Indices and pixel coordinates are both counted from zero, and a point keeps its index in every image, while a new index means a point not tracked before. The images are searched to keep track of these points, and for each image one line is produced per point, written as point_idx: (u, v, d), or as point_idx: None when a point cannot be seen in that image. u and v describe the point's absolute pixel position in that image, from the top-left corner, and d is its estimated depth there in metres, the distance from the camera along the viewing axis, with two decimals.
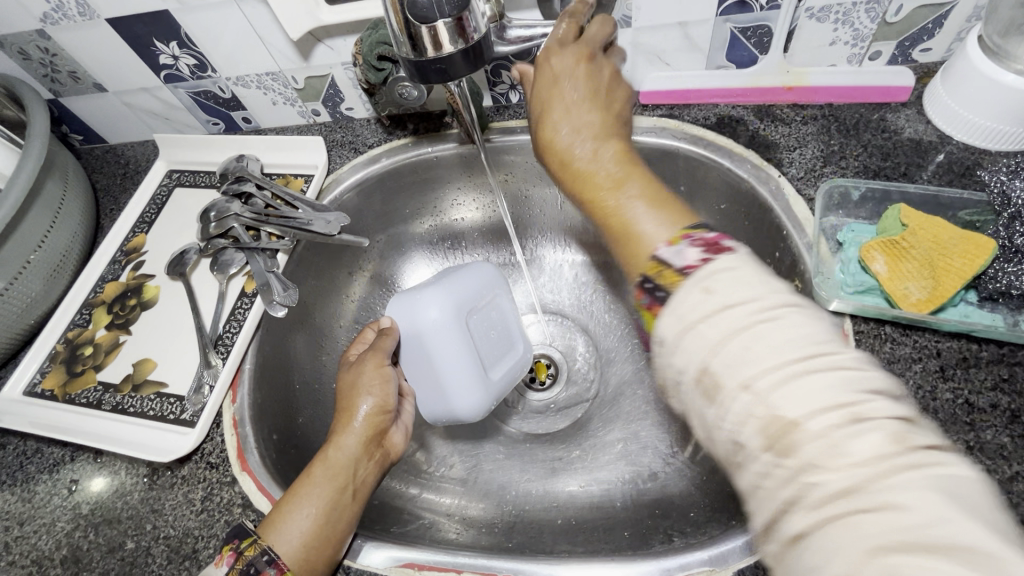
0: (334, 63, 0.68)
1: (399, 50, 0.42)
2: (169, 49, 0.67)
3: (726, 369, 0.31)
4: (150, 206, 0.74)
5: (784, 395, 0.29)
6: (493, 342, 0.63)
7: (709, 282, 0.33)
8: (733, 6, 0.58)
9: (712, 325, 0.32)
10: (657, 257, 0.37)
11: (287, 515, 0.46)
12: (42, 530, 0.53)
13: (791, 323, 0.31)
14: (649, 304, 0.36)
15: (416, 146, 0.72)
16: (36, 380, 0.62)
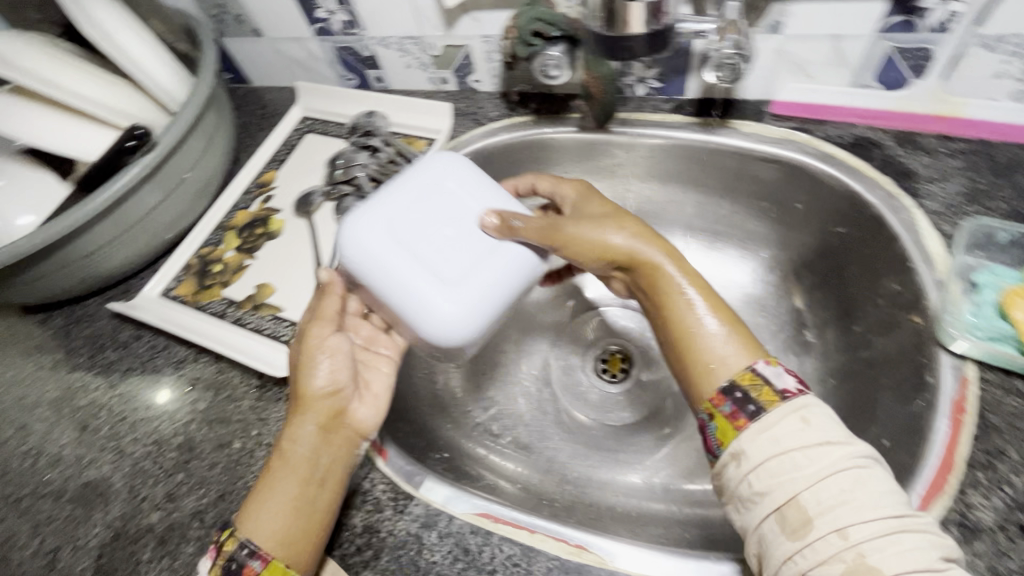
0: (474, 35, 0.70)
1: (592, 23, 0.47)
2: (328, 4, 0.72)
3: (818, 511, 0.37)
4: (283, 147, 0.80)
5: (874, 546, 0.35)
6: (451, 255, 0.51)
7: (806, 413, 0.41)
8: (897, 24, 0.56)
9: (807, 458, 0.39)
10: (755, 371, 0.43)
11: (254, 510, 0.45)
12: (163, 416, 0.59)
13: (883, 484, 0.38)
14: (733, 414, 0.42)
15: (536, 126, 0.74)
16: (171, 286, 0.69)
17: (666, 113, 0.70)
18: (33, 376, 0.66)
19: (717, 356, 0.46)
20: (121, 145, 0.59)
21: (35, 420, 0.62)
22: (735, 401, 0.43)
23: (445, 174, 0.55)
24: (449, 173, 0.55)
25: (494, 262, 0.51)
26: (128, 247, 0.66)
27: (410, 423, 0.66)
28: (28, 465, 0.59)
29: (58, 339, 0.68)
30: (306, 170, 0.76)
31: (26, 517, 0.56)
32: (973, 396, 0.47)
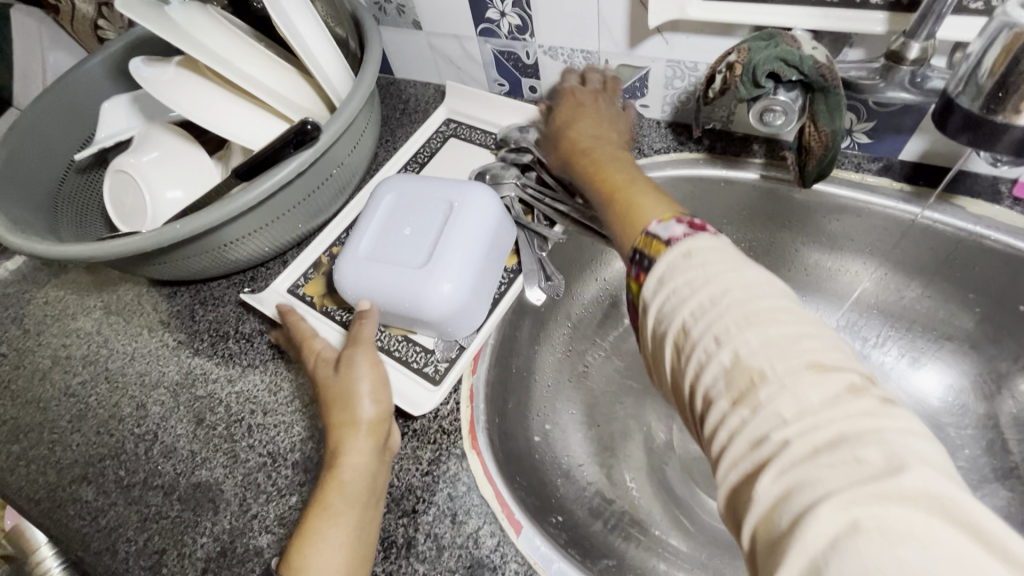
0: (660, 57, 0.63)
1: (962, 99, 0.42)
2: (502, 5, 0.66)
3: (698, 325, 0.33)
4: (425, 148, 0.76)
5: (750, 344, 0.31)
6: (406, 241, 0.56)
7: (688, 248, 0.37)
8: None
9: (689, 284, 0.35)
10: (644, 232, 0.41)
11: (308, 551, 0.42)
12: (280, 427, 0.56)
13: (755, 281, 0.34)
14: (637, 275, 0.40)
15: (708, 166, 0.65)
16: (300, 283, 0.65)
17: (871, 173, 0.60)
18: (155, 354, 0.64)
19: (641, 208, 0.44)
20: (286, 138, 0.55)
21: (152, 401, 0.61)
22: (639, 265, 0.40)
23: (394, 183, 0.61)
24: (382, 189, 0.61)
25: (443, 243, 0.54)
26: (264, 238, 0.63)
27: (528, 476, 0.60)
28: (142, 450, 0.57)
29: (182, 319, 0.66)
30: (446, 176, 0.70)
31: (135, 508, 0.54)
32: None
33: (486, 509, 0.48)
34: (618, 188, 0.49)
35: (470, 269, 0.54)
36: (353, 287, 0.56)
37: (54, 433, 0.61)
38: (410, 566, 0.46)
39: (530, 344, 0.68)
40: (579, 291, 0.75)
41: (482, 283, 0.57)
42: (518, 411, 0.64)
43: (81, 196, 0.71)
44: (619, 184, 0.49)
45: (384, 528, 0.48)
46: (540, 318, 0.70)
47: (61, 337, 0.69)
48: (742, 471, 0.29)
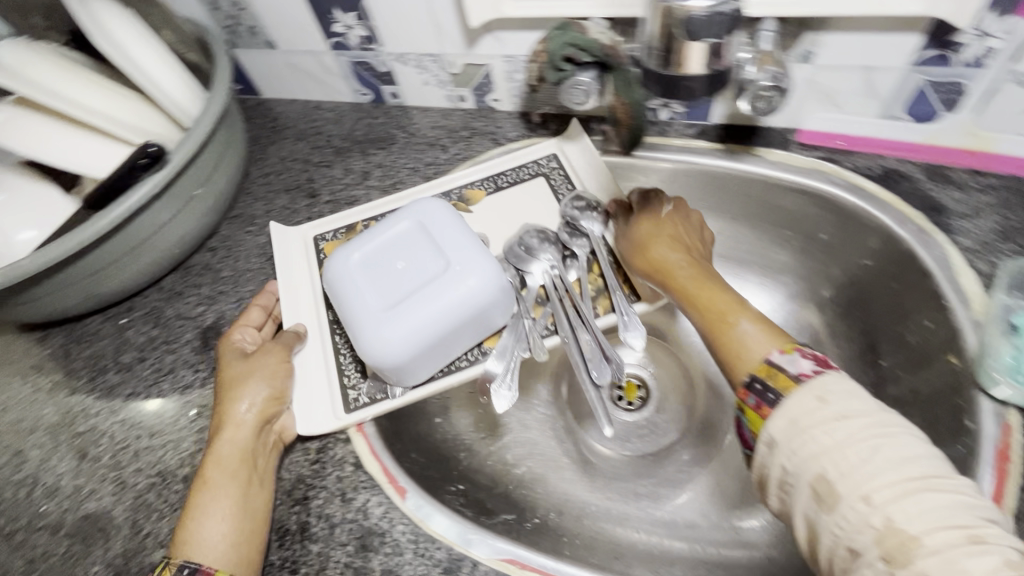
0: (496, 54, 0.69)
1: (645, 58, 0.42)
2: (346, 19, 0.70)
3: (842, 480, 0.37)
4: (514, 171, 0.73)
5: (904, 511, 0.35)
6: (387, 277, 0.56)
7: (822, 392, 0.41)
8: (931, 58, 0.55)
9: (829, 433, 0.39)
10: (769, 362, 0.44)
11: (192, 525, 0.46)
12: (169, 446, 0.57)
13: (905, 450, 0.37)
14: (755, 404, 0.44)
15: (558, 147, 0.73)
16: (326, 237, 0.70)
17: (691, 138, 0.69)
18: (29, 399, 0.63)
19: (753, 339, 0.47)
20: (134, 162, 0.57)
21: (31, 446, 0.59)
22: (755, 392, 0.44)
23: (429, 205, 0.59)
24: (410, 211, 0.59)
25: (409, 300, 0.54)
26: (133, 264, 0.63)
27: (424, 454, 0.63)
28: (22, 495, 0.56)
29: (57, 360, 0.65)
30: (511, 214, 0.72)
31: (20, 552, 0.53)
32: (1017, 445, 0.45)
33: (374, 484, 0.52)
34: (716, 317, 0.51)
35: (422, 339, 0.54)
36: (330, 287, 0.58)
37: None
38: (303, 549, 0.49)
39: None
40: None
41: (437, 350, 0.57)
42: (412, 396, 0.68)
43: None
44: (718, 312, 0.51)
45: (277, 518, 0.51)
46: None
47: None
48: None
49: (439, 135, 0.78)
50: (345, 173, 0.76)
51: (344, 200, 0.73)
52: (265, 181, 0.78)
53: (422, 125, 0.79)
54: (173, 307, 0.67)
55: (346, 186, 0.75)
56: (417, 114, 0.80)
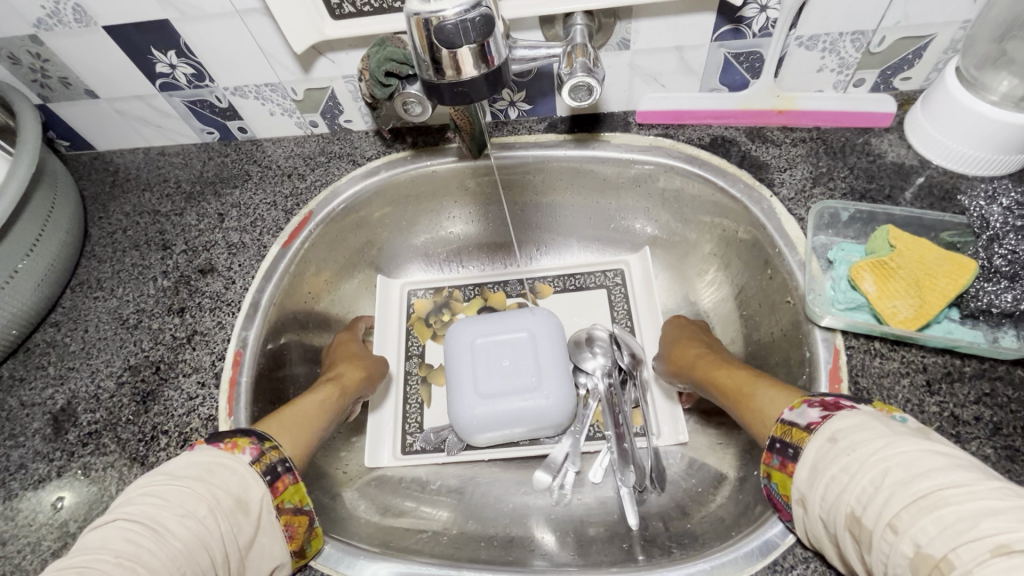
0: (335, 76, 0.68)
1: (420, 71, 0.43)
2: (167, 58, 0.67)
3: (865, 511, 0.36)
4: (577, 278, 0.81)
5: (927, 533, 0.32)
6: (496, 367, 0.68)
7: (831, 432, 0.41)
8: (727, 33, 0.61)
9: (845, 471, 0.38)
10: (781, 420, 0.46)
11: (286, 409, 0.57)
12: (26, 549, 0.51)
13: (922, 466, 0.35)
14: (782, 465, 0.44)
15: (416, 160, 0.73)
16: (419, 292, 0.82)
17: (541, 132, 0.71)
18: None
19: (766, 403, 0.50)
20: None
21: None
22: (780, 453, 0.45)
23: (544, 323, 0.70)
24: (526, 324, 0.70)
25: (506, 398, 0.66)
26: None
27: (326, 492, 0.61)
28: None
29: None
30: (579, 314, 0.79)
31: None
32: (844, 364, 0.51)
33: None
34: (736, 392, 0.54)
35: (495, 426, 0.66)
36: (447, 344, 0.71)
37: None
38: None
39: (302, 364, 0.69)
40: (351, 303, 0.78)
41: (503, 436, 0.68)
42: None
43: None
44: (736, 387, 0.54)
45: None
46: (309, 339, 0.71)
47: None
48: None
49: (296, 164, 0.75)
50: (198, 218, 0.72)
51: (202, 247, 0.69)
52: (109, 241, 0.72)
53: (276, 156, 0.76)
54: (15, 396, 0.60)
55: (201, 232, 0.71)
56: (270, 147, 0.78)
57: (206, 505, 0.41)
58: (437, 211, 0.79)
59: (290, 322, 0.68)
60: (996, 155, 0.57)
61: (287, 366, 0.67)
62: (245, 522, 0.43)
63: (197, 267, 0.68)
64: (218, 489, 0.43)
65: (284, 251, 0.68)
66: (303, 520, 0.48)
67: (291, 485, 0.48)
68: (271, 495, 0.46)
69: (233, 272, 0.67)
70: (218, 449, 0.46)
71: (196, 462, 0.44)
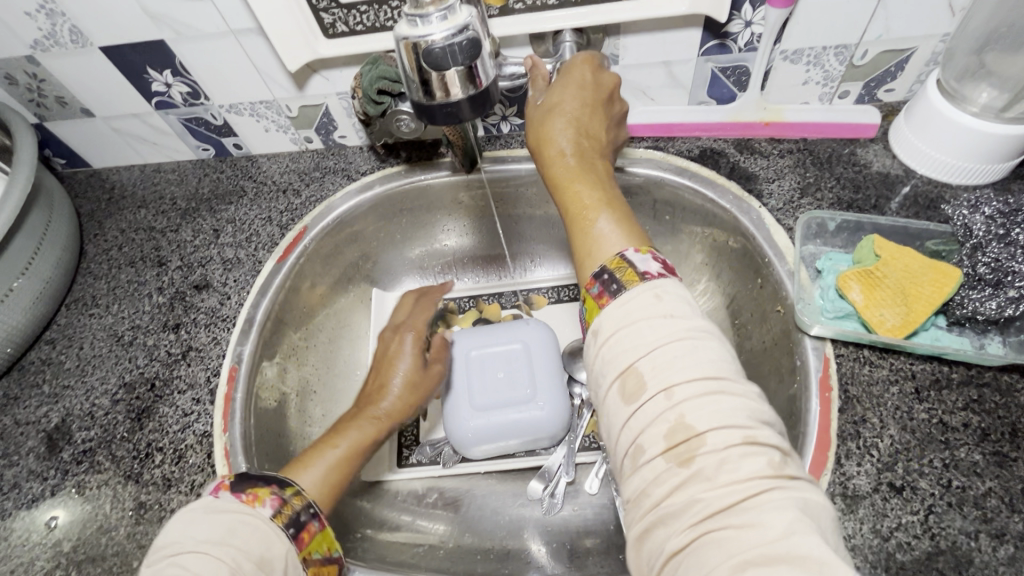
0: (329, 93, 0.69)
1: (409, 91, 0.44)
2: (163, 77, 0.67)
3: (651, 374, 0.37)
4: (572, 288, 0.81)
5: (695, 409, 0.35)
6: (495, 380, 0.68)
7: (660, 291, 0.40)
8: (713, 47, 0.62)
9: (652, 328, 0.38)
10: (620, 256, 0.42)
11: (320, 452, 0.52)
12: (20, 570, 0.51)
13: (698, 361, 0.36)
14: (599, 294, 0.42)
15: (409, 174, 0.74)
16: None
17: None
18: None
19: (603, 235, 0.45)
20: None
21: None
22: (603, 283, 0.42)
23: (537, 335, 0.71)
24: (519, 336, 0.71)
25: (499, 409, 0.67)
26: None
27: None
28: None
29: None
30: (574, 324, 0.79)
31: None
32: (834, 372, 0.51)
33: None
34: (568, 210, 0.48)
35: (489, 437, 0.67)
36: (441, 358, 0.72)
37: None
38: None
39: (297, 378, 0.69)
40: (345, 316, 0.78)
41: (497, 448, 0.68)
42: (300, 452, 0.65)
43: None
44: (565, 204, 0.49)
45: None
46: (304, 353, 0.71)
47: None
48: (657, 514, 0.34)
49: (290, 180, 0.76)
50: (193, 235, 0.72)
51: (197, 263, 0.70)
52: (104, 258, 0.72)
53: (271, 172, 0.77)
54: (9, 414, 0.60)
55: (196, 248, 0.71)
56: (265, 162, 0.78)
57: (228, 568, 0.38)
58: (431, 224, 0.80)
59: (284, 337, 0.68)
60: (979, 165, 0.58)
61: (281, 380, 0.67)
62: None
63: (193, 283, 0.68)
64: (239, 550, 0.39)
65: (279, 266, 0.68)
66: (332, 567, 0.47)
67: (319, 533, 0.46)
68: (296, 548, 0.43)
69: (228, 288, 0.67)
70: (238, 501, 0.42)
71: (219, 523, 0.41)
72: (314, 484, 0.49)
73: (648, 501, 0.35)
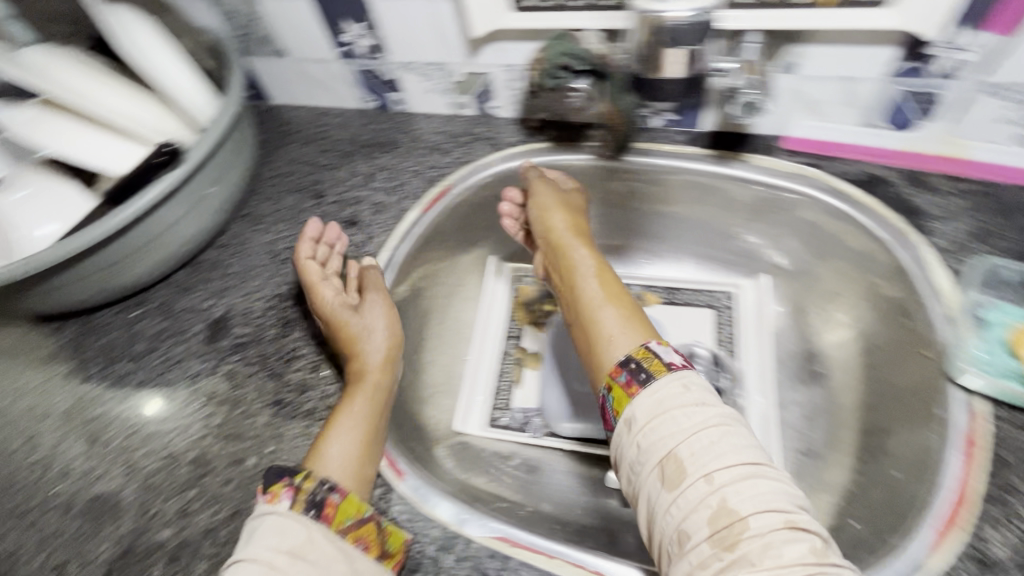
0: (497, 64, 0.72)
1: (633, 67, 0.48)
2: (354, 28, 0.74)
3: (693, 460, 0.43)
4: (688, 292, 0.81)
5: (737, 493, 0.41)
6: None
7: (687, 382, 0.47)
8: (907, 70, 0.59)
9: (686, 416, 0.45)
10: (647, 347, 0.51)
11: (334, 434, 0.54)
12: (176, 431, 0.59)
13: (737, 448, 0.43)
14: (627, 383, 0.49)
15: (553, 152, 0.76)
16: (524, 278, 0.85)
17: (681, 144, 0.73)
18: (43, 386, 0.65)
19: (615, 337, 0.54)
20: (152, 159, 0.60)
21: (45, 430, 0.62)
22: (629, 372, 0.50)
23: None
24: None
25: None
26: (144, 261, 0.66)
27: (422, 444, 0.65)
28: (35, 478, 0.58)
29: (70, 350, 0.68)
30: (681, 328, 0.78)
31: (33, 530, 0.55)
32: (984, 431, 0.48)
33: None
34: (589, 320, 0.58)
35: None
36: None
37: None
38: None
39: (416, 323, 0.74)
40: (465, 276, 0.82)
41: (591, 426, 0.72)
42: (409, 388, 0.70)
43: None
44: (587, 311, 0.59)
45: None
46: (425, 301, 0.76)
47: None
48: None
49: (441, 140, 0.81)
50: (350, 175, 0.79)
51: (350, 201, 0.76)
52: (272, 183, 0.81)
53: (424, 130, 0.83)
54: (183, 301, 0.70)
55: (351, 187, 0.78)
56: (420, 121, 0.84)
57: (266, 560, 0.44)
58: None
59: (412, 282, 0.73)
60: None
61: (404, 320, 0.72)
62: (332, 559, 0.46)
63: (344, 219, 0.75)
64: (270, 546, 0.46)
65: (422, 216, 0.73)
66: (371, 527, 0.49)
67: (341, 502, 0.49)
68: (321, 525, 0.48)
69: (375, 228, 0.73)
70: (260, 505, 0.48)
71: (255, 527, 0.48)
72: (339, 465, 0.52)
73: None
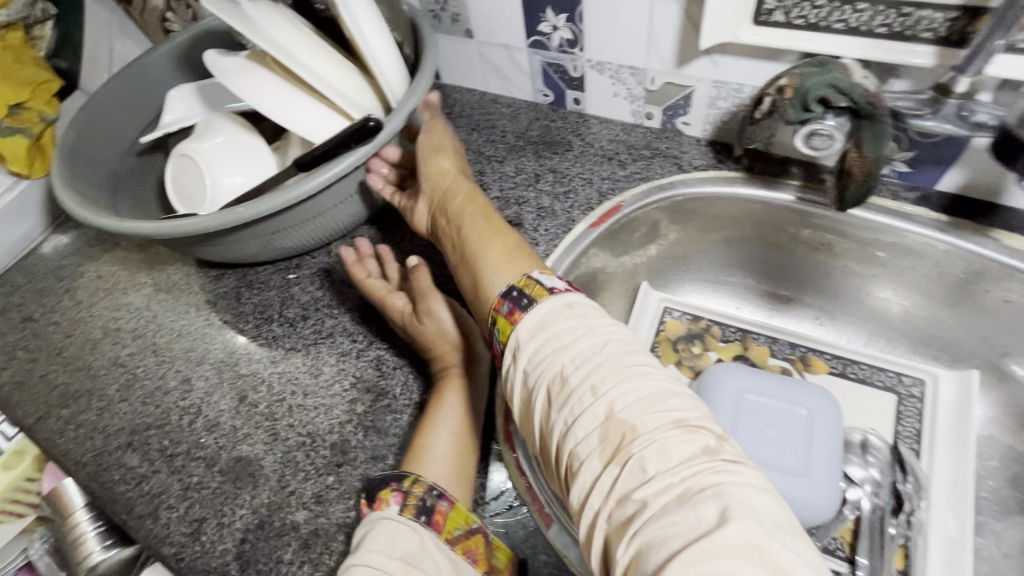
0: (707, 78, 0.65)
1: None
2: (556, 19, 0.69)
3: (574, 371, 0.39)
4: (872, 367, 0.69)
5: (624, 398, 0.37)
6: (766, 438, 0.60)
7: (569, 301, 0.44)
8: None
9: (569, 332, 0.41)
10: (528, 275, 0.47)
11: (426, 440, 0.51)
12: (320, 408, 0.58)
13: (617, 351, 0.40)
14: (509, 311, 0.45)
15: (747, 184, 0.68)
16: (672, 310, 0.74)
17: (906, 202, 0.63)
18: (201, 330, 0.67)
19: (491, 275, 0.50)
20: (348, 134, 0.58)
21: (198, 375, 0.63)
22: (512, 301, 0.46)
23: (826, 409, 0.62)
24: (803, 400, 0.62)
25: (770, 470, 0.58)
26: (312, 229, 0.65)
27: None
28: (185, 422, 0.60)
29: (228, 300, 0.69)
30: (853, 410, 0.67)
31: (178, 476, 0.56)
32: None
33: None
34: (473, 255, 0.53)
35: None
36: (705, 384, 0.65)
37: (102, 401, 0.63)
38: None
39: None
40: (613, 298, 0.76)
41: None
42: None
43: (136, 176, 0.72)
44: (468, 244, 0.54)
45: None
46: None
47: (112, 309, 0.71)
48: (607, 523, 0.35)
49: (618, 149, 0.75)
50: (516, 172, 0.75)
51: (514, 200, 0.72)
52: None
53: (600, 136, 0.77)
54: (338, 273, 0.69)
55: (517, 185, 0.74)
56: (596, 125, 0.78)
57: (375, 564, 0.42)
58: (734, 241, 0.73)
59: None
60: None
61: None
62: (443, 571, 0.45)
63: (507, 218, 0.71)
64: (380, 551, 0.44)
65: (591, 230, 0.68)
66: (479, 539, 0.47)
67: (450, 511, 0.47)
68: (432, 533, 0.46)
69: (539, 234, 0.69)
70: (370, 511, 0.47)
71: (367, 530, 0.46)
72: (439, 471, 0.49)
73: (594, 514, 0.36)
